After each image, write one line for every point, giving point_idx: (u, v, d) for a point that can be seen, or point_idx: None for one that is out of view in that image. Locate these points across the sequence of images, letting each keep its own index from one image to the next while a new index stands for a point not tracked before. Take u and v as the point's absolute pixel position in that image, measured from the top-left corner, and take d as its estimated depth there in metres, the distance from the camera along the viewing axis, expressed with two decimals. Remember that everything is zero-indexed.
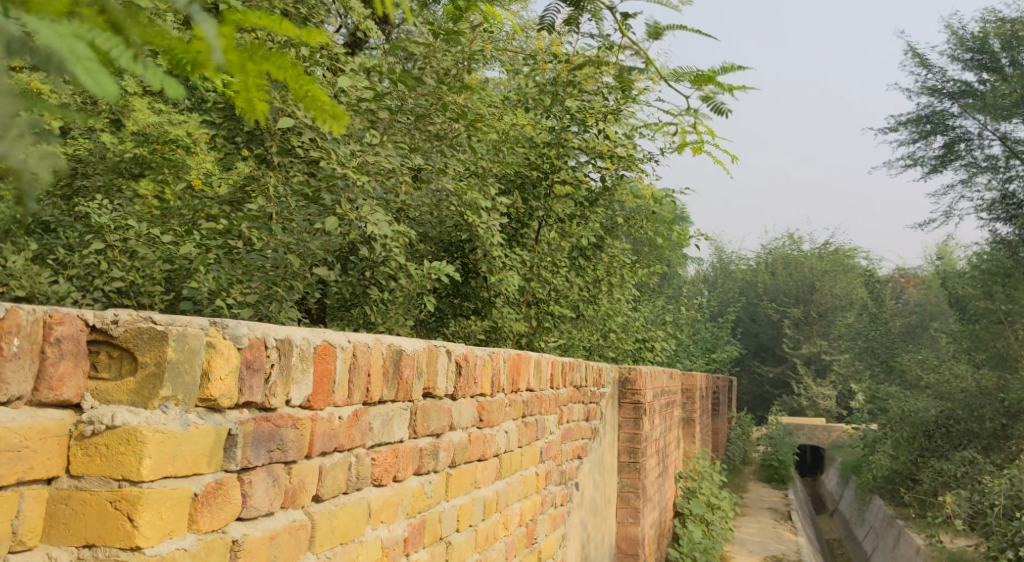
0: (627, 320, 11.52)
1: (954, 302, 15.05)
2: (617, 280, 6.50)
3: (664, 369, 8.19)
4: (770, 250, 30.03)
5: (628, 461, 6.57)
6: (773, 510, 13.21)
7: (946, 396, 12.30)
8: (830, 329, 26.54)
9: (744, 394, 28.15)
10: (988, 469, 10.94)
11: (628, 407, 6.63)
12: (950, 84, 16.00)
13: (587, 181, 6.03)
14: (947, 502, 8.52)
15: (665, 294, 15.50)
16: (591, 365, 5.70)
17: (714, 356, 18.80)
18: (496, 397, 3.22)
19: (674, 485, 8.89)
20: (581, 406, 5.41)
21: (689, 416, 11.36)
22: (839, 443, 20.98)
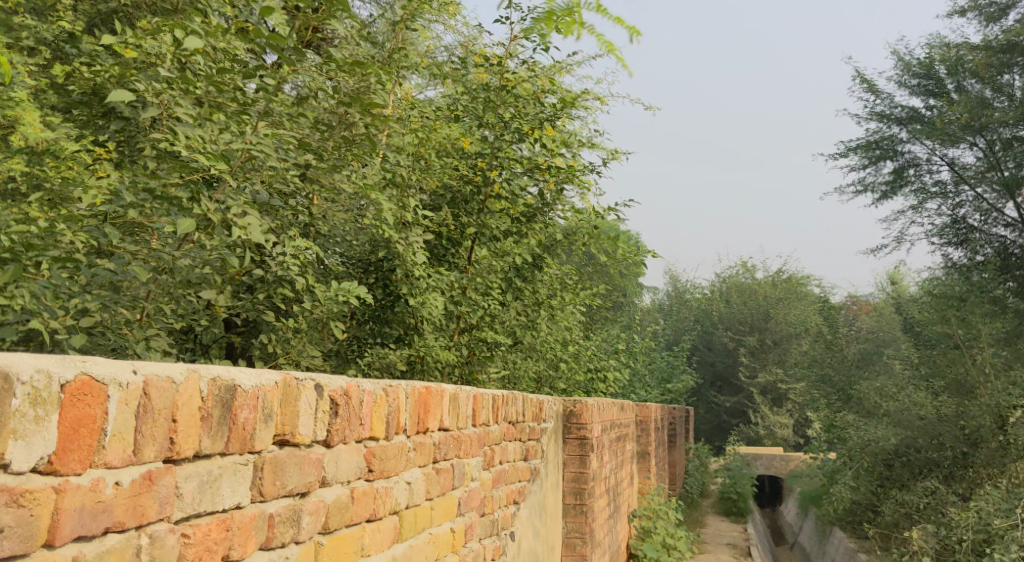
0: (578, 350, 10.99)
1: (909, 327, 14.80)
2: (559, 303, 5.95)
3: (614, 401, 7.65)
4: (725, 278, 29.82)
5: (574, 503, 6.00)
6: (733, 547, 12.71)
7: (906, 424, 11.95)
8: (785, 357, 26.33)
9: (702, 423, 27.75)
10: (951, 500, 10.56)
11: (573, 443, 6.08)
12: (898, 110, 15.91)
13: (526, 196, 5.53)
14: (913, 538, 8.08)
15: (618, 322, 15.05)
16: (530, 398, 5.15)
17: (670, 386, 18.36)
18: (394, 442, 2.63)
19: (627, 526, 8.33)
20: (518, 445, 4.85)
21: (644, 450, 10.83)
22: (798, 473, 20.62)
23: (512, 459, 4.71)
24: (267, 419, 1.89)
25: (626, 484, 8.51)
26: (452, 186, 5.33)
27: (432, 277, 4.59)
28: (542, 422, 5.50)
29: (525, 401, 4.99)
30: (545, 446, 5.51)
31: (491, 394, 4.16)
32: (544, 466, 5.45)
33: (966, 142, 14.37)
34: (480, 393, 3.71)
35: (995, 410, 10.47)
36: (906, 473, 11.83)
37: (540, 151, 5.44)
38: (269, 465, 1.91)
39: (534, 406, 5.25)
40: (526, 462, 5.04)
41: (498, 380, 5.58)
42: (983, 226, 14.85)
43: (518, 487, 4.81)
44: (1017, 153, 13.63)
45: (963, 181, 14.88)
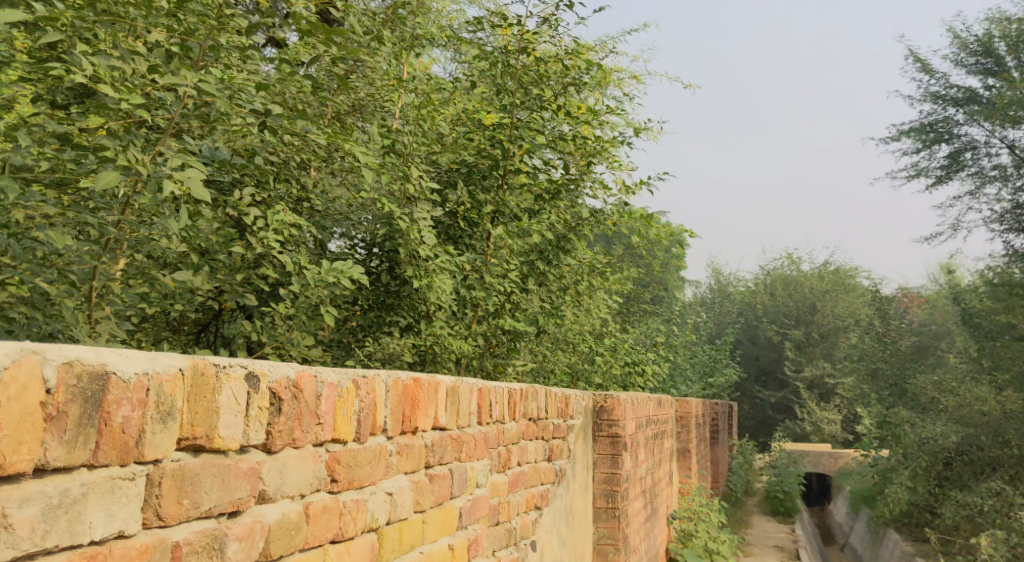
0: (613, 342, 10.50)
1: (966, 319, 14.06)
2: (587, 288, 5.43)
3: (651, 396, 7.12)
4: (768, 270, 29.01)
5: (606, 507, 5.49)
6: (780, 549, 12.14)
7: (968, 421, 11.31)
8: (833, 350, 25.54)
9: (745, 419, 27.03)
10: (1019, 502, 9.96)
11: (605, 441, 5.57)
12: (953, 90, 15.09)
13: (547, 171, 5.06)
14: (982, 546, 7.55)
15: (658, 315, 14.45)
16: (553, 392, 4.66)
17: (713, 380, 17.74)
18: (369, 445, 2.14)
19: (666, 529, 7.83)
20: (540, 443, 4.39)
21: (684, 448, 10.30)
22: (847, 470, 19.90)
23: (533, 459, 4.24)
24: (166, 419, 1.43)
25: (665, 484, 7.98)
26: (468, 160, 4.86)
27: (443, 258, 4.12)
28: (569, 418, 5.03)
29: (548, 394, 4.52)
30: (572, 445, 5.04)
31: (503, 387, 3.68)
32: (571, 467, 4.98)
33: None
34: (488, 385, 3.24)
35: None
36: (969, 472, 11.28)
37: (566, 121, 4.95)
38: (170, 479, 1.45)
39: (559, 400, 4.78)
40: (550, 462, 4.57)
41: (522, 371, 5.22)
42: None
43: (540, 490, 4.34)
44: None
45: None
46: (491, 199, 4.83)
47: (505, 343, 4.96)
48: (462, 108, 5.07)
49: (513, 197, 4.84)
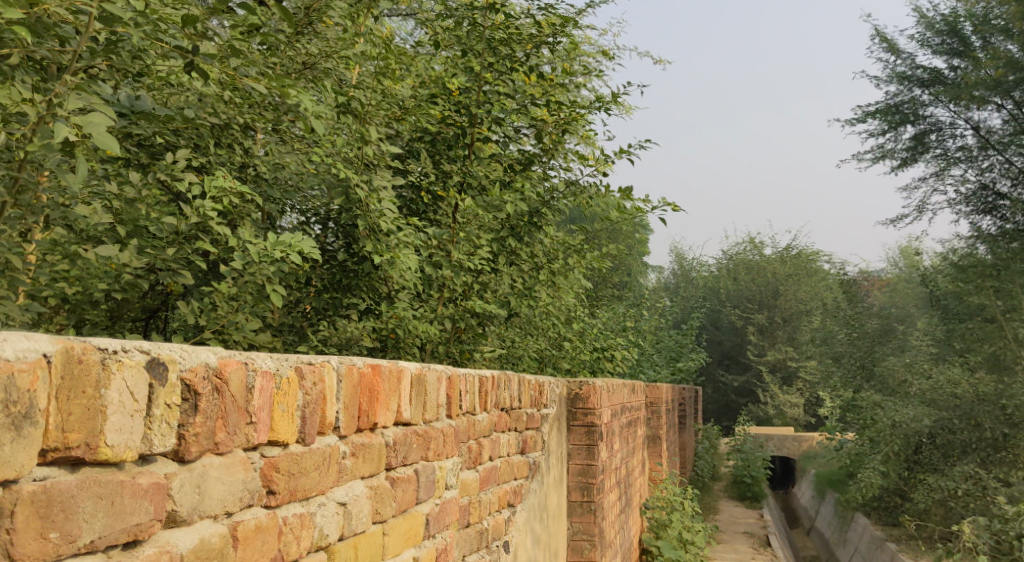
0: (581, 327, 10.18)
1: (934, 301, 14.00)
2: (563, 266, 5.07)
3: (624, 383, 6.80)
4: (731, 255, 28.89)
5: (581, 500, 5.15)
6: (750, 535, 11.97)
7: (940, 404, 11.31)
8: (796, 334, 25.54)
9: (708, 404, 26.97)
10: (994, 486, 9.92)
11: (580, 431, 5.23)
12: (919, 71, 14.93)
13: (519, 142, 4.70)
14: (965, 534, 7.40)
15: (623, 300, 14.14)
16: (526, 379, 4.29)
17: (679, 365, 17.52)
18: (316, 447, 1.75)
19: (638, 519, 7.52)
20: (513, 434, 4.04)
21: (654, 434, 10.03)
22: (811, 454, 19.88)
23: (506, 453, 3.90)
24: (19, 425, 1.07)
25: (637, 473, 7.69)
26: (433, 128, 4.50)
27: (407, 232, 3.73)
28: (543, 407, 4.68)
29: (522, 382, 4.17)
30: (547, 436, 4.69)
31: (472, 375, 3.32)
32: (545, 459, 4.63)
33: (995, 104, 13.61)
34: (458, 373, 2.86)
35: None
36: (940, 455, 11.26)
37: (538, 86, 4.60)
38: (28, 506, 1.07)
39: (533, 388, 4.43)
40: (523, 455, 4.21)
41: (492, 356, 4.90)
42: (1013, 193, 14.12)
43: (514, 486, 3.99)
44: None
45: (990, 147, 14.11)
46: (458, 170, 4.46)
47: (473, 326, 4.60)
48: (425, 72, 4.69)
49: (480, 167, 4.48)
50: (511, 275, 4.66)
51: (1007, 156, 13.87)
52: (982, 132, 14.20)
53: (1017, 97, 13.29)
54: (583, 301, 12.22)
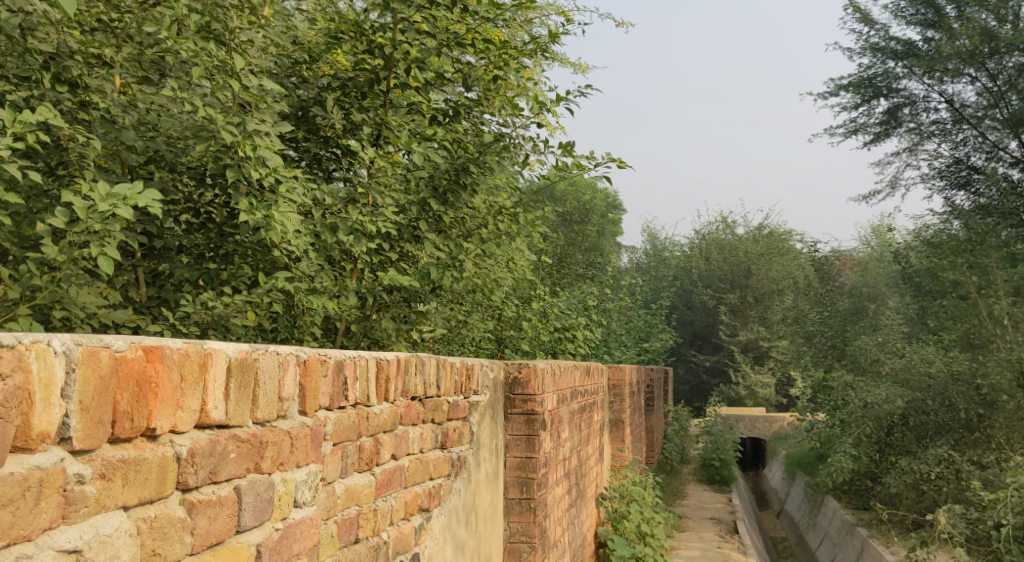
0: (540, 306, 9.60)
1: (906, 279, 13.60)
2: (500, 236, 4.45)
3: (577, 364, 6.24)
4: (703, 235, 28.37)
5: (519, 498, 4.60)
6: (717, 521, 11.54)
7: (913, 384, 10.99)
8: (767, 314, 25.18)
9: (680, 385, 26.61)
10: (968, 469, 9.57)
11: (519, 419, 4.66)
12: (893, 42, 14.40)
13: (445, 87, 4.11)
14: (941, 521, 6.98)
15: (588, 279, 13.60)
16: (447, 361, 3.71)
17: (647, 346, 17.03)
18: (9, 475, 1.26)
19: (594, 510, 7.02)
20: (430, 426, 3.47)
21: (618, 418, 9.52)
22: (782, 434, 19.57)
23: (418, 449, 3.32)
24: None
25: (594, 461, 7.17)
26: (344, 73, 3.92)
27: (290, 184, 3.09)
28: (472, 394, 4.12)
29: (441, 366, 3.60)
30: (477, 428, 4.13)
31: (354, 355, 2.72)
32: (475, 453, 4.07)
33: (969, 75, 13.24)
34: (328, 358, 2.29)
35: (1018, 365, 9.56)
36: (913, 437, 10.91)
37: (464, 24, 3.94)
38: None
39: (457, 373, 3.86)
40: (443, 451, 3.64)
41: (423, 338, 4.41)
42: (987, 166, 13.88)
43: (430, 488, 3.42)
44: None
45: (964, 121, 13.74)
46: (371, 119, 3.88)
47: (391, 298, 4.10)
48: (333, 7, 4.04)
49: (396, 118, 3.86)
50: (435, 242, 4.02)
51: (981, 130, 13.49)
52: (956, 106, 13.86)
53: (991, 68, 12.94)
54: (544, 279, 11.64)
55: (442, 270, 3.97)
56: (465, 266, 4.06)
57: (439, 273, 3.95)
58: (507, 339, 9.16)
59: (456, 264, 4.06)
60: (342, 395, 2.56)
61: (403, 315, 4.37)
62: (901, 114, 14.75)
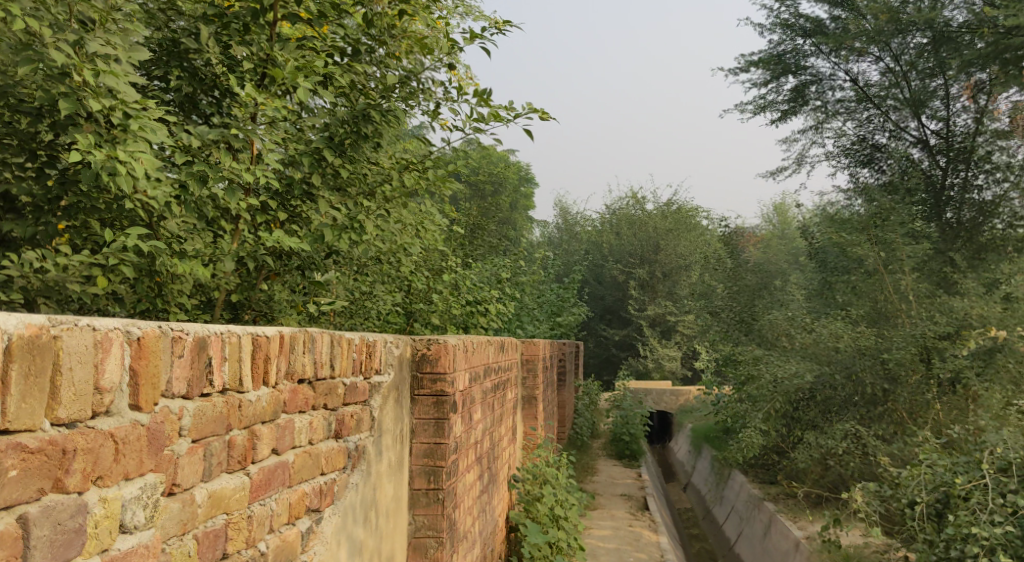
0: (450, 278, 9.11)
1: (814, 254, 13.66)
2: (408, 198, 3.95)
3: (490, 340, 5.80)
4: (614, 210, 28.18)
5: (427, 489, 4.15)
6: (628, 498, 11.38)
7: (823, 358, 10.90)
8: (676, 289, 25.28)
9: (590, 357, 26.82)
10: (875, 444, 9.61)
11: (427, 402, 4.21)
12: (802, 19, 14.32)
13: (342, 22, 3.59)
14: (855, 499, 6.86)
15: (501, 252, 13.17)
16: (343, 337, 3.24)
17: (559, 320, 16.75)
18: None
19: (506, 494, 6.65)
20: (322, 413, 2.99)
21: (530, 395, 9.17)
22: (689, 408, 19.68)
23: (307, 439, 2.85)
24: None
25: (507, 443, 6.78)
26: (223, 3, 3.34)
27: (150, 123, 2.67)
28: (374, 375, 3.65)
29: (336, 342, 3.12)
30: (380, 413, 3.68)
31: (222, 332, 2.28)
32: (376, 442, 3.61)
33: (871, 55, 13.64)
34: (187, 334, 2.15)
35: (922, 341, 9.68)
36: (819, 412, 10.85)
37: None
38: None
39: (356, 351, 3.39)
40: (337, 440, 3.16)
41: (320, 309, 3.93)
42: (889, 143, 14.23)
43: (323, 486, 2.95)
44: (922, 69, 13.07)
45: (867, 100, 14.05)
46: (255, 54, 3.36)
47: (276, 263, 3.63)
48: None
49: (283, 53, 3.34)
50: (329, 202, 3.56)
51: (883, 110, 13.87)
52: (861, 85, 14.08)
53: (894, 48, 13.28)
54: (454, 250, 11.12)
55: (338, 232, 3.46)
56: (366, 229, 3.57)
57: (334, 234, 3.45)
58: (415, 314, 8.66)
59: (355, 227, 3.57)
60: (203, 382, 2.21)
61: (294, 287, 3.94)
62: (807, 92, 14.91)
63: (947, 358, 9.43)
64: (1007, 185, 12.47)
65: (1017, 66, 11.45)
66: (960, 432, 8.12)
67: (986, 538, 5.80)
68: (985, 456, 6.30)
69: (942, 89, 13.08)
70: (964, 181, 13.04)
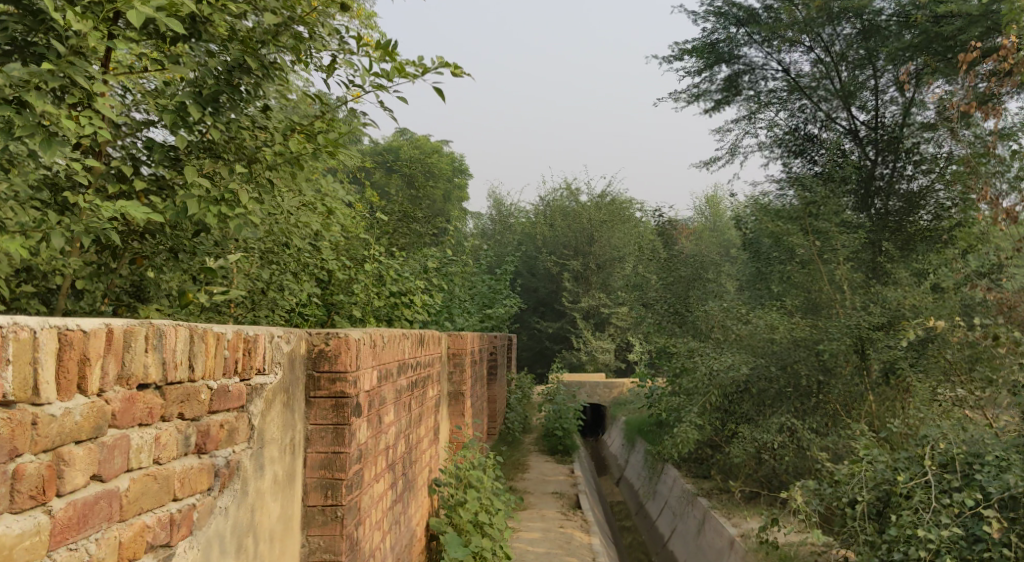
0: (373, 268, 8.52)
1: (748, 245, 13.45)
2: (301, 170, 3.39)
3: (406, 333, 5.26)
4: (548, 201, 27.80)
5: (323, 505, 3.62)
6: (558, 495, 10.97)
7: (757, 350, 10.54)
8: (609, 281, 25.02)
9: (524, 350, 26.55)
10: (809, 438, 9.38)
11: (324, 406, 3.66)
12: (735, 8, 14.03)
13: None
14: (793, 498, 6.50)
15: (429, 242, 12.58)
16: (208, 331, 2.68)
17: (490, 313, 16.24)
18: None
19: (425, 498, 6.14)
20: (176, 425, 2.46)
21: (457, 391, 8.65)
22: (622, 400, 19.42)
23: (153, 458, 2.32)
24: None
25: (427, 445, 6.27)
26: None
27: None
28: (255, 376, 3.11)
29: (198, 338, 2.57)
30: (262, 421, 3.13)
31: (3, 328, 1.87)
32: (258, 456, 3.08)
33: (803, 46, 13.55)
34: None
35: (856, 331, 9.42)
36: (752, 405, 10.48)
37: None
38: None
39: (229, 349, 2.85)
40: (198, 457, 2.62)
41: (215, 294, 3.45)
42: (820, 133, 14.14)
43: (173, 515, 2.43)
44: (852, 60, 13.02)
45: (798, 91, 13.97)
46: None
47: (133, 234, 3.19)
48: None
49: None
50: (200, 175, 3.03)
51: (814, 100, 13.85)
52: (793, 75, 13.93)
53: (825, 38, 13.14)
54: (377, 240, 10.52)
55: (206, 205, 2.88)
56: (240, 200, 2.98)
57: (199, 207, 2.86)
58: (331, 305, 8.06)
59: (227, 199, 2.98)
60: None
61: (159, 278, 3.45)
62: (740, 82, 14.74)
63: (881, 349, 9.22)
64: (929, 177, 12.46)
65: (948, 55, 11.32)
66: (898, 426, 7.86)
67: (931, 540, 5.47)
68: (927, 452, 5.98)
69: (872, 81, 13.01)
70: (893, 172, 12.98)
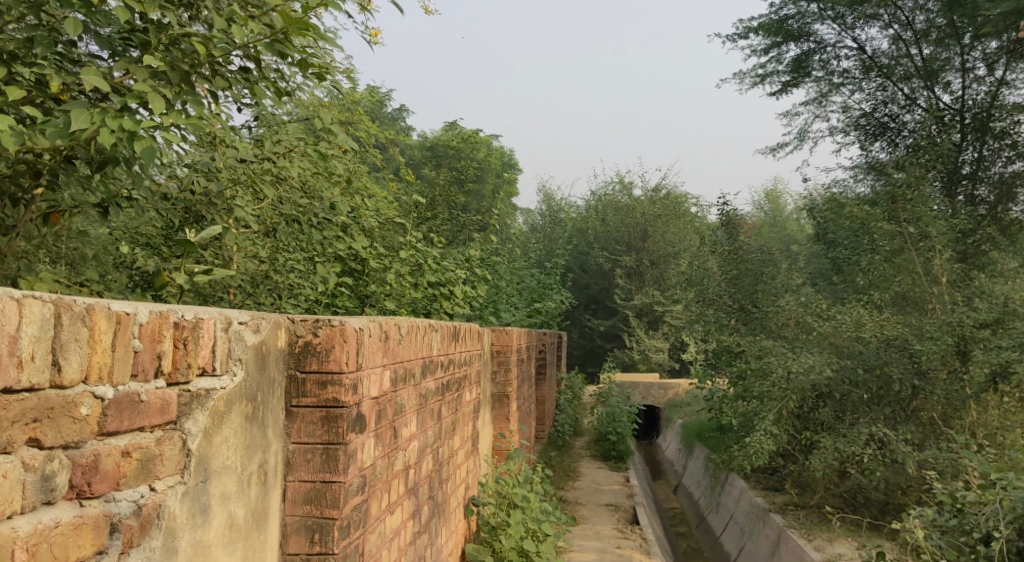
0: (410, 257, 7.54)
1: (824, 236, 12.23)
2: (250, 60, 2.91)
3: (436, 325, 4.27)
4: (600, 196, 26.64)
5: (306, 554, 2.65)
6: (614, 508, 9.90)
7: (842, 351, 9.32)
8: (664, 279, 23.81)
9: (574, 349, 25.48)
10: (903, 451, 8.18)
11: (311, 416, 2.69)
12: None
13: None
14: (909, 527, 5.41)
15: (473, 231, 11.52)
16: (112, 308, 1.80)
17: (540, 309, 15.14)
18: None
19: (462, 521, 5.19)
20: (17, 460, 1.64)
21: (501, 393, 7.67)
22: (677, 402, 18.29)
23: None
24: None
25: (463, 457, 5.31)
26: None
27: None
28: (198, 378, 2.15)
29: (66, 320, 1.70)
30: (209, 444, 2.17)
31: None
32: (200, 494, 2.11)
33: (880, 21, 12.30)
34: None
35: (958, 329, 8.33)
36: (833, 412, 9.31)
37: None
38: None
39: (143, 340, 1.90)
40: (76, 509, 1.74)
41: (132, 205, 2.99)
42: (900, 115, 12.83)
43: None
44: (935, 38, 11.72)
45: (874, 70, 12.67)
46: None
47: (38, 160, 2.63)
48: None
49: None
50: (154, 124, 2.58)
51: (893, 80, 12.54)
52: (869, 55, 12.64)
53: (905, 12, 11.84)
54: (414, 227, 9.51)
55: (98, 118, 2.31)
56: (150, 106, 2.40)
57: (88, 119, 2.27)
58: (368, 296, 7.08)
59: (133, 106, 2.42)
60: None
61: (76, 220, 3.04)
62: (810, 62, 13.49)
63: (989, 349, 8.01)
64: None
65: None
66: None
67: None
68: None
69: (957, 58, 11.64)
70: (976, 156, 11.57)
